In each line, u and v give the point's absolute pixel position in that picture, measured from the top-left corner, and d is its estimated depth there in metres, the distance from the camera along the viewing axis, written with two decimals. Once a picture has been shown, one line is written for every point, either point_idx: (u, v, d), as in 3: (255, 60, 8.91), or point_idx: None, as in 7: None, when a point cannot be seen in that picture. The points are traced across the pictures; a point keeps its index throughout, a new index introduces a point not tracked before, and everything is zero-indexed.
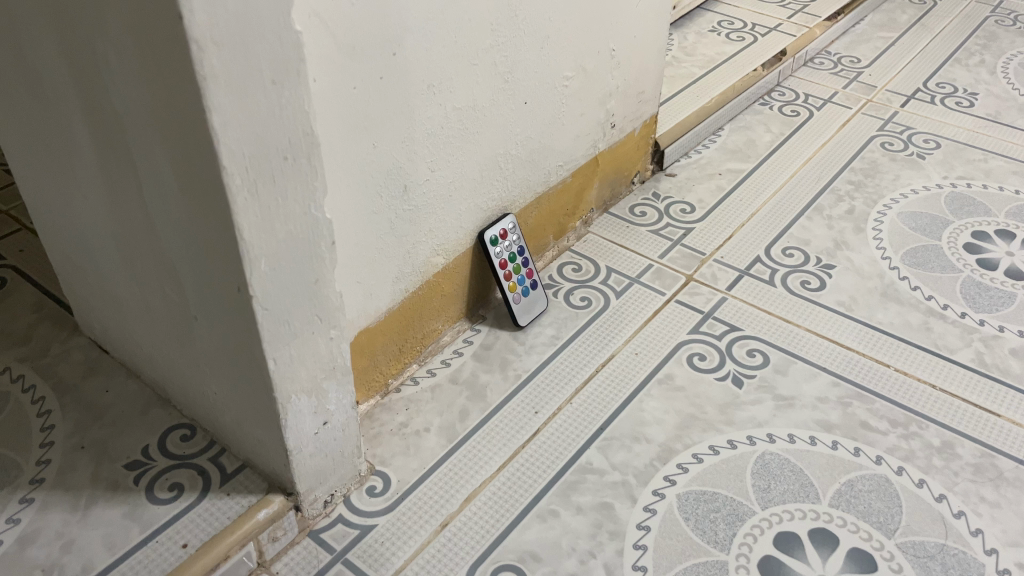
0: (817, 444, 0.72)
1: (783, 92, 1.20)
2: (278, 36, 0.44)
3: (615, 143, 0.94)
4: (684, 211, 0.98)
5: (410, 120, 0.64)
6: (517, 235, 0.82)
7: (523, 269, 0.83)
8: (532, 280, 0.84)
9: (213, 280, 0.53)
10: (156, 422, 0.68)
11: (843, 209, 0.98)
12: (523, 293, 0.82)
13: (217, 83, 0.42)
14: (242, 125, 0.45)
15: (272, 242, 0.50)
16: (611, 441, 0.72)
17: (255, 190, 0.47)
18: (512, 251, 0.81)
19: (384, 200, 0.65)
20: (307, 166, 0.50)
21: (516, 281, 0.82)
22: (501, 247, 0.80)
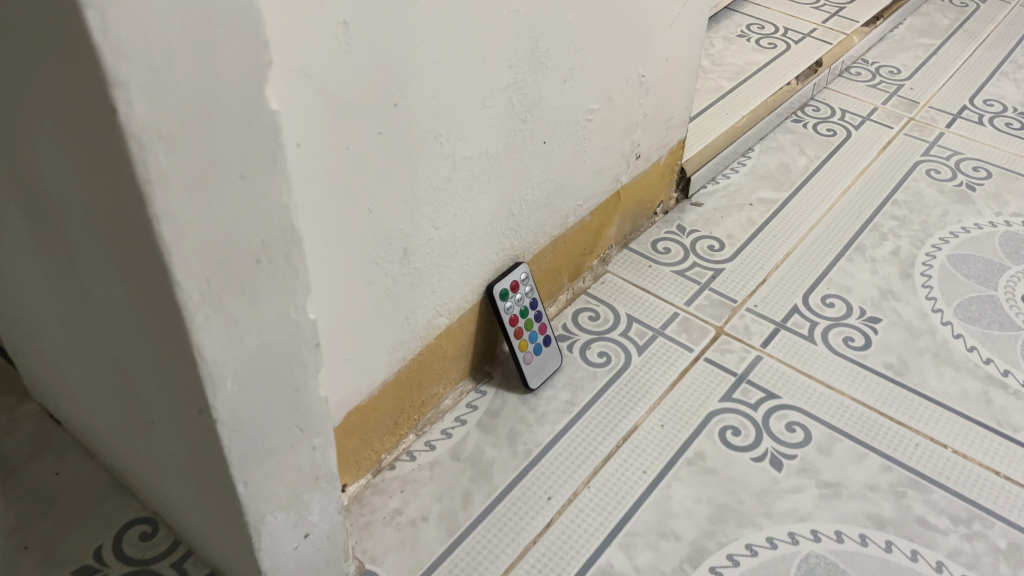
0: (868, 545, 0.63)
1: (818, 107, 1.10)
2: (248, 120, 0.34)
3: (639, 174, 0.84)
4: (711, 248, 0.88)
5: (413, 176, 0.54)
6: (529, 286, 0.72)
7: (534, 323, 0.73)
8: (546, 337, 0.74)
9: (171, 393, 0.43)
10: (113, 515, 0.59)
11: (887, 249, 0.88)
12: (535, 351, 0.73)
13: (169, 185, 0.32)
14: (200, 230, 0.35)
15: (240, 357, 0.40)
16: (634, 538, 0.63)
17: (219, 303, 0.38)
18: (523, 304, 0.72)
19: (381, 267, 0.55)
20: (287, 266, 0.40)
21: (527, 337, 0.72)
22: (511, 300, 0.70)
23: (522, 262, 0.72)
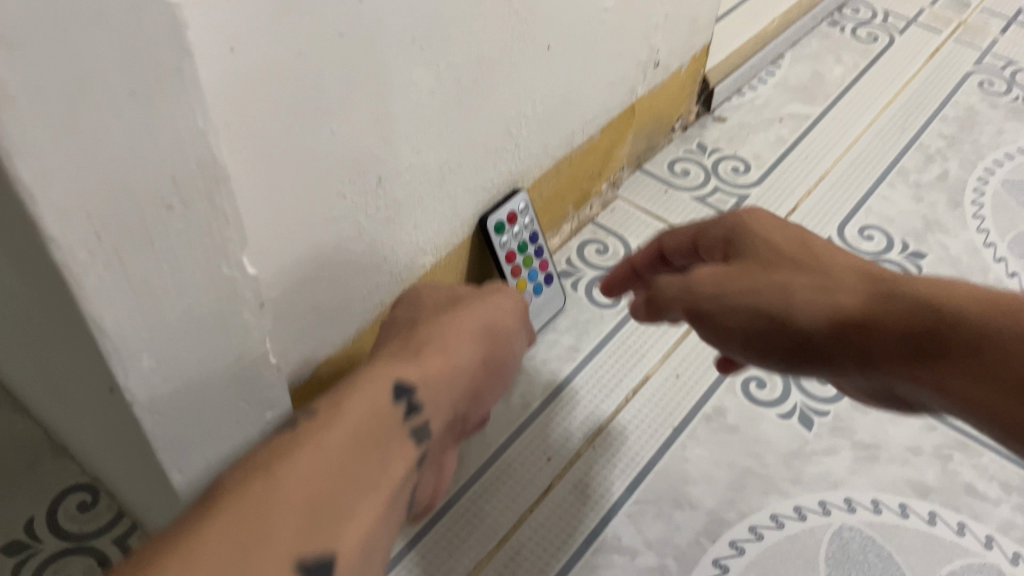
0: (909, 518, 0.56)
1: (858, 9, 0.98)
2: (134, 17, 0.25)
3: (656, 85, 0.73)
4: (736, 170, 0.79)
5: (388, 90, 0.44)
6: (528, 218, 0.63)
7: (534, 260, 0.64)
8: (548, 276, 0.65)
9: (76, 368, 0.35)
10: (47, 481, 0.52)
11: (934, 174, 0.79)
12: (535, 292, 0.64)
13: (20, 109, 0.23)
14: (78, 169, 0.26)
15: (156, 325, 0.32)
16: (644, 507, 0.56)
17: (116, 262, 0.29)
18: (521, 238, 0.63)
19: (350, 200, 0.45)
20: (210, 210, 0.31)
21: (525, 276, 0.64)
22: (508, 234, 0.61)
23: (519, 189, 0.62)
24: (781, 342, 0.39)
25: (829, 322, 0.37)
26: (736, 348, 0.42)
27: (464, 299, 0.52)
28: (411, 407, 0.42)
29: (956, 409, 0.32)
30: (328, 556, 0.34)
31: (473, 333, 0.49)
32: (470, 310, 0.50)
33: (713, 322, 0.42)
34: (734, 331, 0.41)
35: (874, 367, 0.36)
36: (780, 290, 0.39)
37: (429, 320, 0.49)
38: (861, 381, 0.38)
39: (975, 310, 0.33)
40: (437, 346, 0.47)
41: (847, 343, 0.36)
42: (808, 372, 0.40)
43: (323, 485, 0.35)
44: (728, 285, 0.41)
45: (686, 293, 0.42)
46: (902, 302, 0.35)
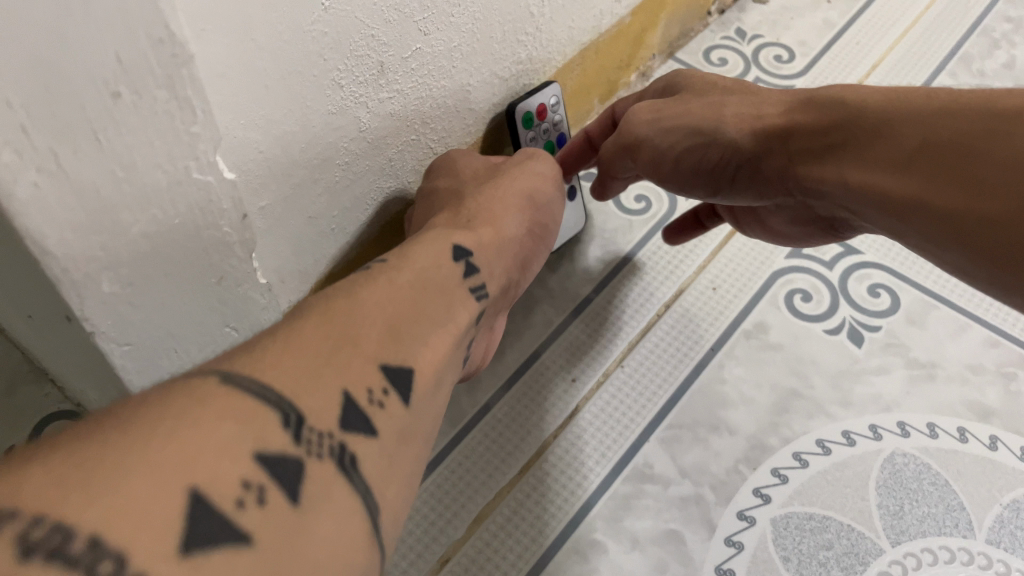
0: (968, 443, 0.51)
1: None
2: None
3: None
4: (778, 59, 0.71)
5: None
6: (560, 115, 0.56)
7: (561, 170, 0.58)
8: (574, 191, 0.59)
9: (28, 291, 0.29)
10: (26, 409, 0.47)
11: (1000, 61, 0.71)
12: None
13: None
14: None
15: (113, 242, 0.26)
16: (679, 432, 0.51)
17: (53, 167, 0.23)
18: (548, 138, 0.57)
19: (348, 92, 0.39)
20: (170, 100, 0.25)
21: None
22: (535, 129, 0.55)
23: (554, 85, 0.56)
24: (713, 161, 0.42)
25: (757, 133, 0.39)
26: (671, 177, 0.45)
27: (504, 167, 0.49)
28: (468, 262, 0.39)
29: (865, 198, 0.35)
30: (408, 368, 0.29)
31: (517, 199, 0.47)
32: (514, 177, 0.48)
33: (650, 154, 0.44)
34: (669, 158, 0.44)
35: (800, 172, 0.38)
36: (706, 111, 0.41)
37: (473, 187, 0.46)
38: (783, 190, 0.40)
39: (878, 100, 0.34)
40: (484, 214, 0.44)
41: (777, 150, 0.39)
42: (747, 188, 0.42)
43: (400, 309, 0.31)
44: (660, 113, 0.43)
45: (624, 130, 0.45)
46: (819, 107, 0.37)
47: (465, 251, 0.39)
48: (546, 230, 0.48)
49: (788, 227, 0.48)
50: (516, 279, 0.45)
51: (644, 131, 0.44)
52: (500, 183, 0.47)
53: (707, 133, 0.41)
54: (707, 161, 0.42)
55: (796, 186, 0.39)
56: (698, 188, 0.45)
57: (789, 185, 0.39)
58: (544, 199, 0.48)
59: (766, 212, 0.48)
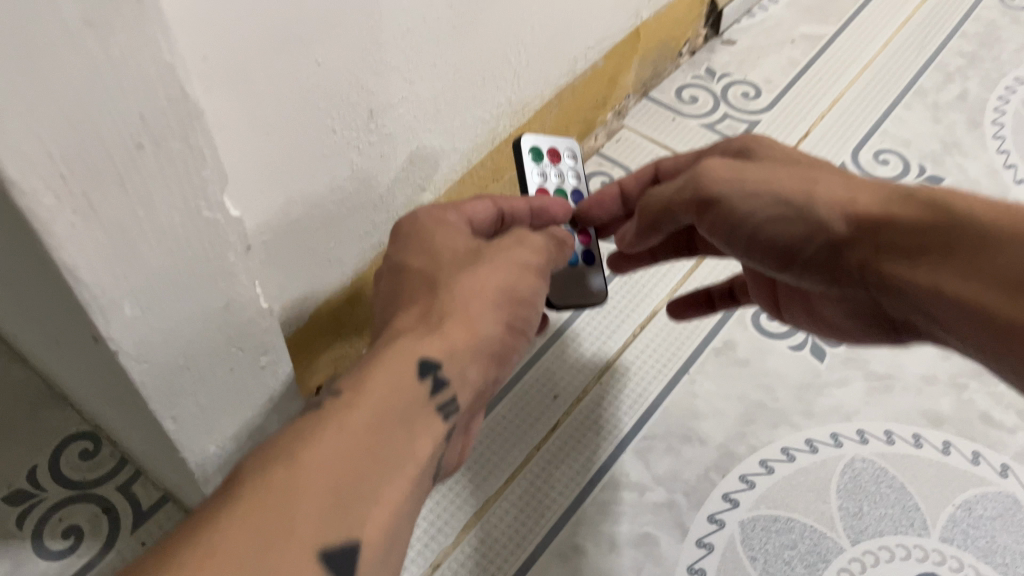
0: (923, 448, 0.55)
1: None
2: None
3: (662, 8, 0.70)
4: (746, 96, 0.76)
5: (375, 18, 0.41)
6: (572, 169, 0.57)
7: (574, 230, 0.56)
8: (585, 252, 0.56)
9: (58, 317, 0.34)
10: (48, 431, 0.51)
11: (953, 94, 0.75)
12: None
13: None
14: (33, 109, 0.24)
15: (137, 270, 0.31)
16: (653, 443, 0.55)
17: (88, 208, 0.27)
18: (561, 187, 0.56)
19: (340, 136, 0.44)
20: (184, 149, 0.29)
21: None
22: (542, 164, 0.56)
23: (571, 151, 0.58)
24: (790, 241, 0.37)
25: (851, 218, 0.35)
26: (728, 248, 0.42)
27: (487, 251, 0.44)
28: (438, 377, 0.37)
29: (960, 312, 0.29)
30: (353, 542, 0.29)
31: (496, 298, 0.41)
32: (493, 264, 0.42)
33: (726, 218, 0.40)
34: (739, 227, 0.39)
35: (881, 268, 0.34)
36: (811, 188, 0.37)
37: (448, 273, 0.42)
38: (856, 286, 0.36)
39: (990, 207, 0.31)
40: (455, 313, 0.40)
41: (863, 242, 0.35)
42: (823, 278, 0.38)
43: (345, 462, 0.31)
44: (745, 172, 0.39)
45: (696, 183, 0.41)
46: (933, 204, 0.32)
47: (436, 366, 0.37)
48: (529, 322, 0.44)
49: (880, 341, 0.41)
50: (488, 385, 0.42)
51: (708, 188, 0.40)
52: (478, 272, 0.41)
53: (795, 207, 0.37)
54: (788, 240, 0.38)
55: (874, 286, 0.35)
56: (772, 267, 0.40)
57: (869, 284, 0.35)
58: (526, 292, 0.43)
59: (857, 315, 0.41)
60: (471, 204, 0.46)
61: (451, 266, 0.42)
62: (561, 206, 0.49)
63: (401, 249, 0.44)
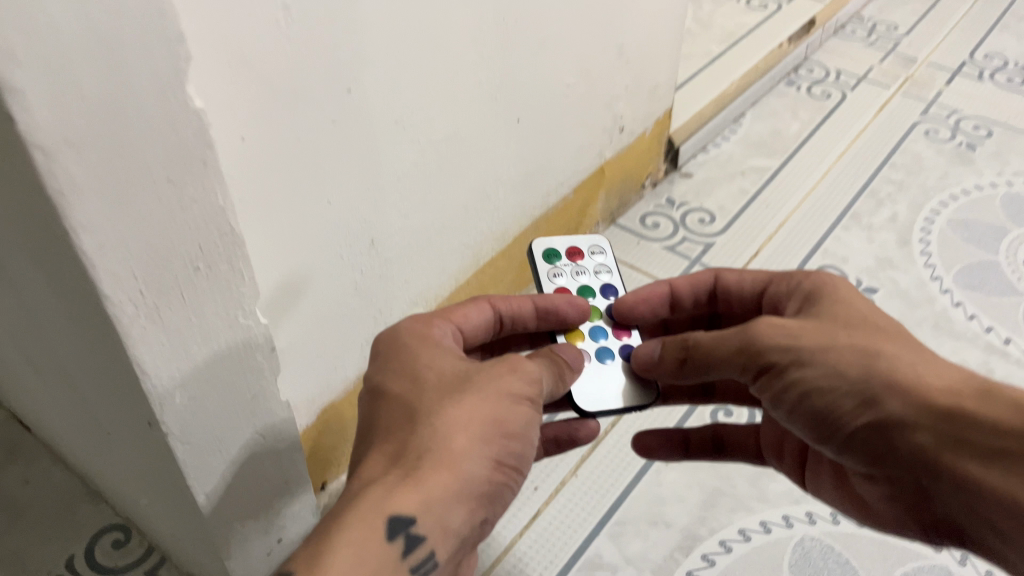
0: (865, 526, 0.61)
1: (812, 68, 1.06)
2: (168, 124, 0.32)
3: (624, 148, 0.80)
4: (702, 221, 0.86)
5: (375, 166, 0.51)
6: (598, 263, 0.55)
7: (611, 321, 0.52)
8: (625, 344, 0.51)
9: (121, 407, 0.41)
10: (84, 524, 0.58)
11: (884, 216, 0.86)
12: (598, 354, 0.50)
13: (84, 197, 0.30)
14: (125, 240, 0.33)
15: (187, 366, 0.39)
16: (624, 527, 0.61)
17: (156, 315, 0.36)
18: (587, 283, 0.54)
19: (347, 261, 0.52)
20: (228, 270, 0.38)
21: (585, 328, 0.51)
22: (560, 265, 0.54)
23: (599, 244, 0.56)
24: (842, 412, 0.39)
25: (918, 406, 0.37)
26: (774, 409, 0.42)
27: (475, 377, 0.39)
28: (412, 534, 0.35)
29: None
30: None
31: (482, 430, 0.37)
32: (483, 397, 0.38)
33: (784, 384, 0.40)
34: (796, 391, 0.40)
35: (940, 463, 0.36)
36: (876, 360, 0.38)
37: (428, 404, 0.37)
38: (900, 466, 0.38)
39: None
40: (439, 454, 0.36)
41: (925, 431, 0.36)
42: (866, 452, 0.39)
43: None
44: (804, 337, 0.40)
45: (750, 345, 0.41)
46: (997, 406, 0.35)
47: (411, 520, 0.35)
48: (524, 457, 0.40)
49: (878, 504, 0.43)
50: (477, 527, 0.39)
51: (766, 348, 0.40)
52: (464, 404, 0.37)
53: (851, 381, 0.38)
54: (838, 411, 0.39)
55: (923, 472, 0.37)
56: (804, 427, 0.41)
57: (919, 469, 0.37)
58: (518, 426, 0.38)
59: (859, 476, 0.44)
60: (461, 310, 0.47)
61: (438, 391, 0.38)
62: (567, 301, 0.50)
63: (382, 367, 0.40)
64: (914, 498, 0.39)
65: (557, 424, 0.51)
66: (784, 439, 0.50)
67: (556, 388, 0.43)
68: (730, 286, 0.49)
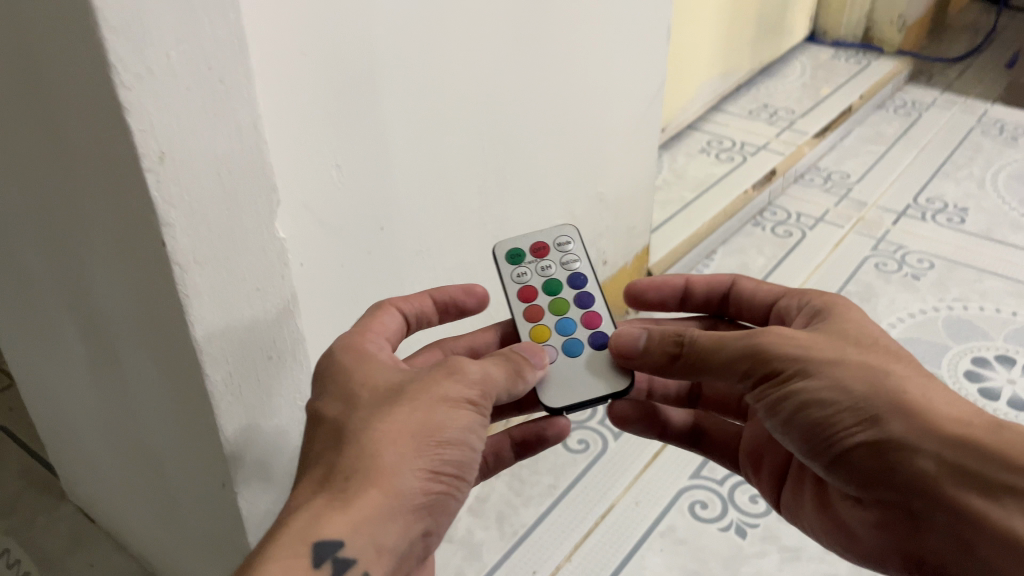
0: None
1: (775, 211, 1.21)
2: (261, 248, 0.44)
3: (608, 278, 0.93)
4: None
5: (399, 288, 0.63)
6: (558, 255, 0.56)
7: (578, 310, 0.53)
8: (595, 333, 0.52)
9: (199, 474, 0.52)
10: None
11: None
12: (568, 349, 0.51)
13: (202, 300, 0.42)
14: (224, 333, 0.44)
15: (257, 436, 0.49)
16: None
17: (239, 392, 0.47)
18: (554, 276, 0.55)
19: None
20: (293, 361, 0.49)
21: (552, 323, 0.53)
22: (526, 264, 0.55)
23: (565, 233, 0.57)
24: (842, 427, 0.39)
25: (922, 430, 0.37)
26: (768, 419, 0.42)
27: (409, 389, 0.41)
28: (341, 558, 0.37)
29: None
30: None
31: (413, 442, 0.39)
32: (413, 406, 0.40)
33: (785, 393, 0.40)
34: (799, 400, 0.40)
35: (937, 491, 0.37)
36: (888, 379, 0.39)
37: (359, 421, 0.40)
38: (892, 490, 0.38)
39: None
40: (371, 472, 0.38)
41: (931, 459, 0.37)
42: (859, 471, 0.39)
43: None
44: (814, 349, 0.40)
45: (754, 351, 0.41)
46: (1005, 443, 0.36)
47: (338, 545, 0.36)
48: (466, 462, 0.41)
49: (857, 528, 0.44)
50: (420, 539, 0.41)
51: (772, 356, 0.41)
52: (391, 418, 0.39)
53: (856, 397, 0.39)
54: (839, 426, 0.39)
55: (917, 499, 0.38)
56: (797, 439, 0.41)
57: (915, 493, 0.37)
58: (453, 433, 0.40)
59: (842, 498, 0.45)
60: (382, 319, 0.49)
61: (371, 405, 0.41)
62: (458, 288, 0.53)
63: (319, 393, 0.43)
64: (900, 525, 0.40)
65: (525, 426, 0.55)
66: (761, 461, 0.53)
67: (504, 389, 0.44)
68: (744, 291, 0.53)
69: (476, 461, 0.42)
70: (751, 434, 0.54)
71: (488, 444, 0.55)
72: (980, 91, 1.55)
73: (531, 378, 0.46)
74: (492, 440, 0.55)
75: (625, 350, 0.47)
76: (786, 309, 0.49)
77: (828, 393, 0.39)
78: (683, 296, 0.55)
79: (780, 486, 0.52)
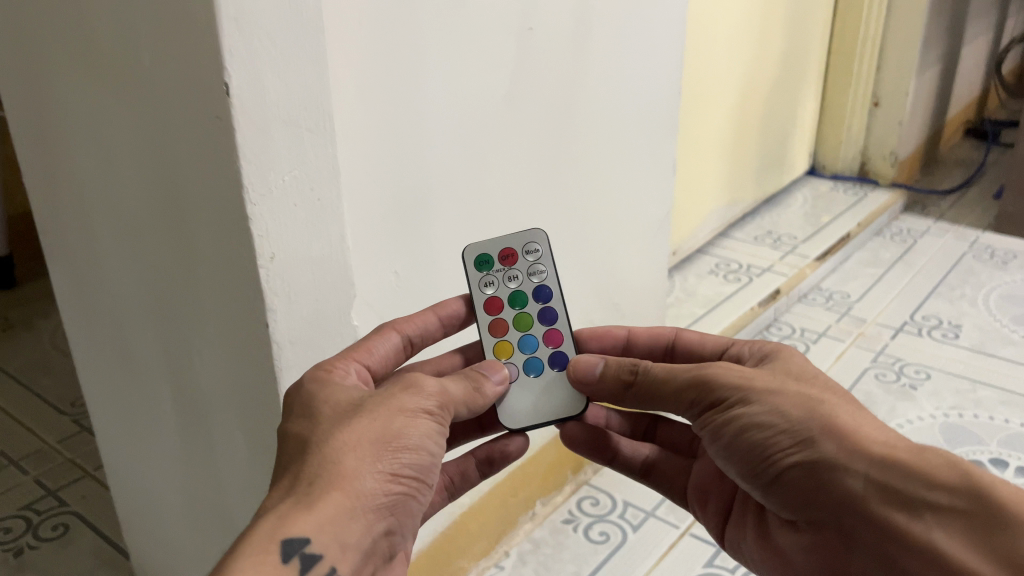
0: None
1: (781, 327, 1.30)
2: (338, 333, 0.54)
3: None
4: None
5: None
6: (525, 267, 0.60)
7: (541, 327, 0.59)
8: (554, 351, 0.59)
9: None
10: None
11: None
12: (527, 368, 0.58)
13: (290, 373, 0.52)
14: None
15: None
16: None
17: None
18: (520, 288, 0.60)
19: None
20: None
21: (516, 339, 0.58)
22: (495, 272, 0.59)
23: (533, 239, 0.61)
24: (779, 447, 0.46)
25: (848, 451, 0.44)
26: (712, 444, 0.50)
27: (368, 403, 0.45)
28: (307, 554, 0.40)
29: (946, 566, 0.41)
30: None
31: (372, 448, 0.43)
32: (371, 417, 0.44)
33: (730, 418, 0.48)
34: (741, 424, 0.48)
35: (859, 505, 0.44)
36: (819, 406, 0.47)
37: (322, 432, 0.44)
38: (822, 506, 0.45)
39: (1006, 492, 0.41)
40: (333, 477, 0.42)
41: (857, 476, 0.44)
42: (794, 488, 0.47)
43: None
44: (755, 380, 0.49)
45: (702, 382, 0.50)
46: (922, 462, 0.43)
47: (304, 542, 0.39)
48: (426, 467, 0.45)
49: (794, 553, 0.51)
50: (382, 539, 0.44)
51: (719, 386, 0.49)
52: (354, 426, 0.43)
53: (792, 421, 0.46)
54: (776, 447, 0.46)
55: (844, 513, 0.44)
56: (741, 462, 0.49)
57: (844, 508, 0.44)
58: (412, 440, 0.44)
59: (780, 526, 0.52)
60: (375, 342, 0.53)
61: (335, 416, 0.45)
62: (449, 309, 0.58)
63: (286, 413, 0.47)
64: (830, 543, 0.46)
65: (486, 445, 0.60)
66: (707, 496, 0.60)
67: (463, 404, 0.49)
68: (690, 340, 0.60)
69: (435, 469, 0.47)
70: (699, 472, 0.61)
71: (454, 465, 0.60)
72: (972, 220, 1.66)
73: (490, 392, 0.52)
74: (458, 462, 0.60)
75: (586, 378, 0.55)
76: (733, 355, 0.56)
77: (767, 416, 0.47)
78: (624, 347, 0.62)
79: (725, 518, 0.59)
